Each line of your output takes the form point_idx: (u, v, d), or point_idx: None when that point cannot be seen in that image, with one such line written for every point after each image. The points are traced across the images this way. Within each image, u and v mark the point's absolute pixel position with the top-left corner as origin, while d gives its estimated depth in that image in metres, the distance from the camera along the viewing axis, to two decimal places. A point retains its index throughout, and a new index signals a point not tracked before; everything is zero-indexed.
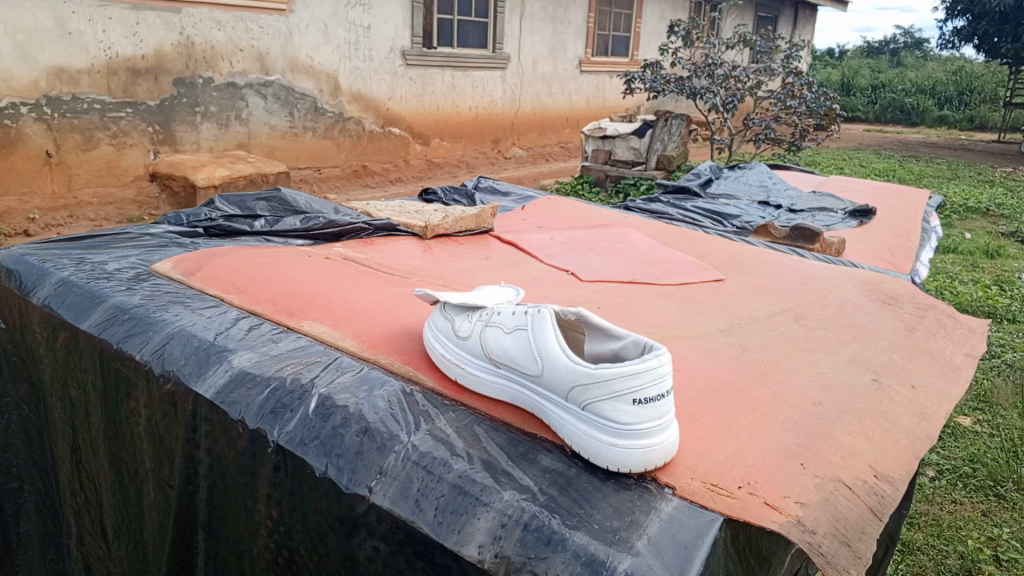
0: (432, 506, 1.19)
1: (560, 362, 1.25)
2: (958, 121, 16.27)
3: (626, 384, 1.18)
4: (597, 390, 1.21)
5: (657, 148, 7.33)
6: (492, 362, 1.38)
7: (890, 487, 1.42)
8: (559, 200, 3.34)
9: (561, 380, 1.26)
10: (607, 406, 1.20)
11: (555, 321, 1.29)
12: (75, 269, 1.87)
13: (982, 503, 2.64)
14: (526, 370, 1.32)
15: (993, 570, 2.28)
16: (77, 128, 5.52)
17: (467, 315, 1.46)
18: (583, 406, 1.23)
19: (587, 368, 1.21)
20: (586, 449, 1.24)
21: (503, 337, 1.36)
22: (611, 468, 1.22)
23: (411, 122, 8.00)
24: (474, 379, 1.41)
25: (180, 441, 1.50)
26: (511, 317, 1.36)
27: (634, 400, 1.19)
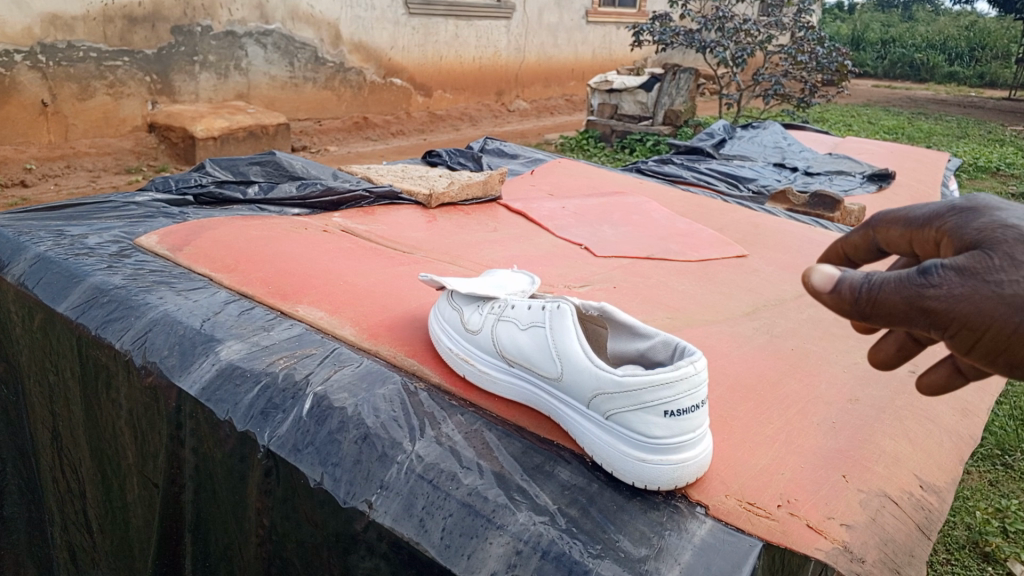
0: (439, 527, 1.07)
1: (582, 366, 1.12)
2: (968, 78, 15.89)
3: (657, 395, 1.05)
4: (623, 400, 1.08)
5: (664, 103, 7.11)
6: (505, 360, 1.25)
7: (937, 498, 1.29)
8: (570, 163, 3.18)
9: (583, 386, 1.12)
10: (634, 418, 1.07)
11: (576, 318, 1.15)
12: (53, 243, 1.72)
13: (989, 472, 2.46)
14: (543, 372, 1.19)
15: (1001, 542, 2.10)
16: (73, 77, 5.30)
17: (477, 305, 1.31)
18: (608, 417, 1.11)
19: (613, 376, 1.08)
20: (609, 463, 1.12)
21: (516, 333, 1.22)
22: (637, 485, 1.10)
23: (413, 72, 7.75)
24: (484, 378, 1.29)
25: (164, 438, 1.38)
26: (526, 311, 1.22)
27: (665, 412, 1.06)
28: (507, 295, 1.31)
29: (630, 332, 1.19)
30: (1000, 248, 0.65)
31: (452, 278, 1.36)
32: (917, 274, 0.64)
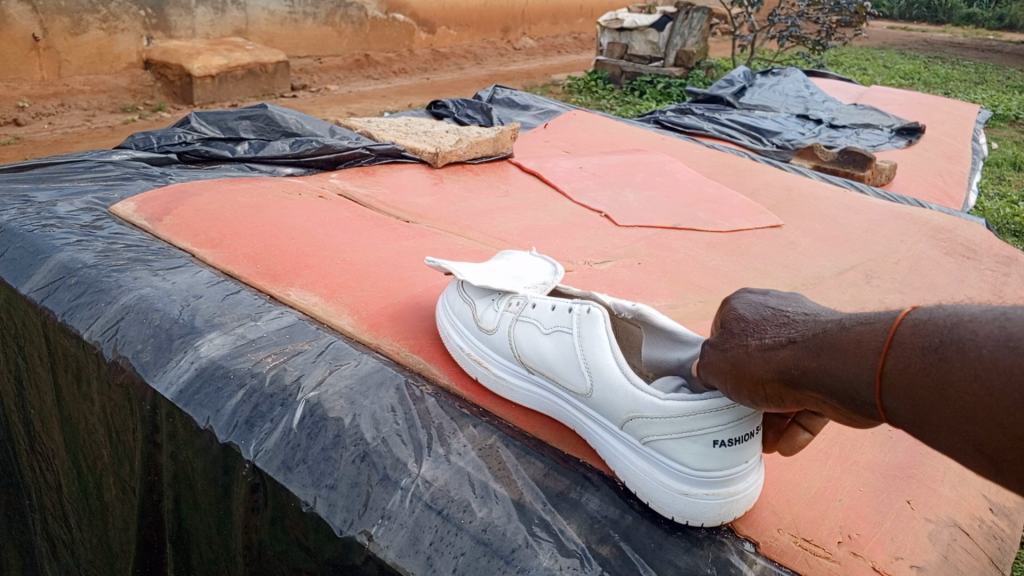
0: (449, 567, 0.92)
1: (612, 383, 0.95)
2: (987, 20, 15.23)
3: (707, 422, 0.87)
4: (665, 425, 0.90)
5: (677, 43, 6.87)
6: (525, 366, 1.08)
7: (1008, 523, 1.14)
8: (586, 115, 2.97)
9: (614, 406, 0.96)
10: (679, 448, 0.90)
11: (609, 326, 0.98)
12: (19, 212, 1.55)
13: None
14: (568, 385, 1.02)
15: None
16: (65, 10, 5.01)
17: (493, 299, 1.13)
18: (646, 442, 0.94)
19: (655, 397, 0.91)
20: (645, 494, 0.96)
21: (537, 337, 1.05)
22: (676, 519, 0.95)
23: (416, 8, 7.41)
24: (499, 384, 1.12)
25: (140, 441, 1.24)
26: (550, 311, 1.05)
27: (714, 442, 0.88)
28: (525, 288, 1.12)
29: (668, 338, 1.00)
30: (728, 323, 0.85)
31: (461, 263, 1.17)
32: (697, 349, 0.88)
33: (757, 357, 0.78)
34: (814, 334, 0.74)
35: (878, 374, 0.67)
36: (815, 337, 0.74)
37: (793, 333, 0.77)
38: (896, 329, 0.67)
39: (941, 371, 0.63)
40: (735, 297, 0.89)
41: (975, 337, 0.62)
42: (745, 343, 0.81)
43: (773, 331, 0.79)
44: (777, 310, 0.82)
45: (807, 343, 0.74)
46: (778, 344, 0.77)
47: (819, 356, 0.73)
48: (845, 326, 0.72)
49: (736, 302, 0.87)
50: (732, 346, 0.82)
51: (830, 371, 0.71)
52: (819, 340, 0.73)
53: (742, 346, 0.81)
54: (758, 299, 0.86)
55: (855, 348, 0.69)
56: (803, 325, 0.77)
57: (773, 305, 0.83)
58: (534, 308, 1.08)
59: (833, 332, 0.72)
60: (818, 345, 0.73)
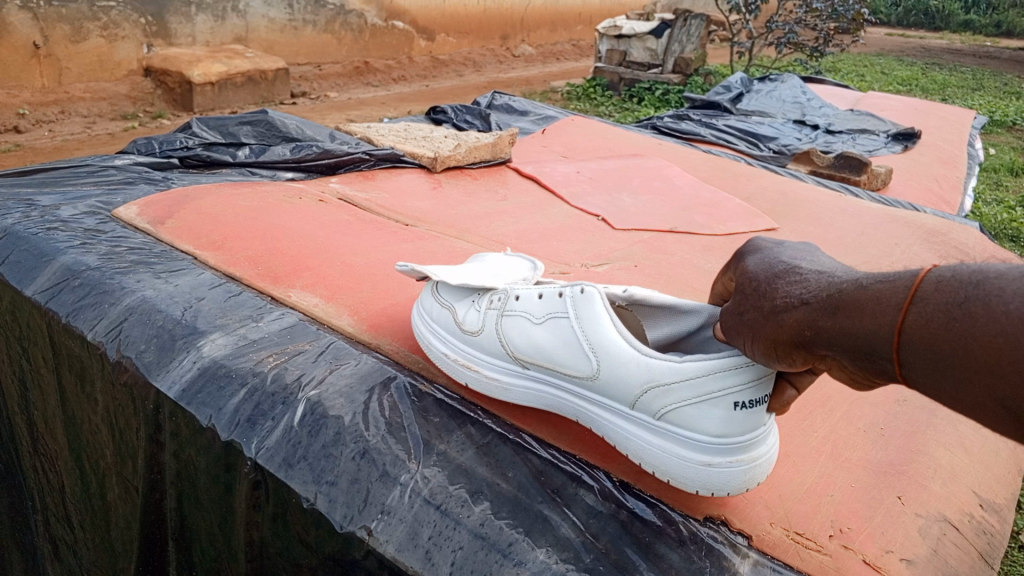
0: (447, 560, 0.94)
1: (622, 359, 0.96)
2: (984, 27, 15.27)
3: (725, 383, 0.89)
4: (684, 389, 0.91)
5: (675, 49, 6.91)
6: (519, 363, 1.07)
7: (998, 519, 1.16)
8: (584, 121, 2.99)
9: (625, 381, 0.96)
10: (701, 415, 0.91)
11: (606, 301, 0.99)
12: (23, 215, 1.56)
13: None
14: (572, 372, 1.01)
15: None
16: (65, 18, 5.05)
17: (473, 301, 1.12)
18: (663, 415, 0.94)
19: (672, 360, 0.92)
20: (664, 470, 0.96)
21: (531, 330, 1.05)
22: (701, 491, 0.95)
23: (415, 15, 7.47)
24: (491, 386, 1.10)
25: (143, 440, 1.26)
26: (538, 302, 1.06)
27: (734, 404, 0.89)
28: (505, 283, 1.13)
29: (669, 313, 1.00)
30: (741, 285, 0.86)
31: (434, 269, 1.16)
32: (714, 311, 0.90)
33: (770, 319, 0.79)
34: (826, 295, 0.75)
35: (896, 330, 0.67)
36: (828, 298, 0.74)
37: (804, 294, 0.78)
38: (918, 286, 0.67)
39: (964, 324, 0.63)
40: (751, 257, 0.90)
41: (1001, 293, 0.61)
42: (758, 306, 0.82)
43: (785, 290, 0.80)
44: (790, 268, 0.83)
45: (820, 304, 0.75)
46: (790, 305, 0.78)
47: (833, 315, 0.73)
48: (861, 284, 0.72)
49: (750, 263, 0.88)
50: (747, 308, 0.83)
51: (845, 329, 0.72)
52: (833, 300, 0.73)
53: (755, 309, 0.82)
54: (772, 257, 0.87)
55: (874, 305, 0.69)
56: (816, 284, 0.78)
57: (786, 262, 0.85)
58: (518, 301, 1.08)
59: (850, 291, 0.72)
60: (832, 305, 0.73)
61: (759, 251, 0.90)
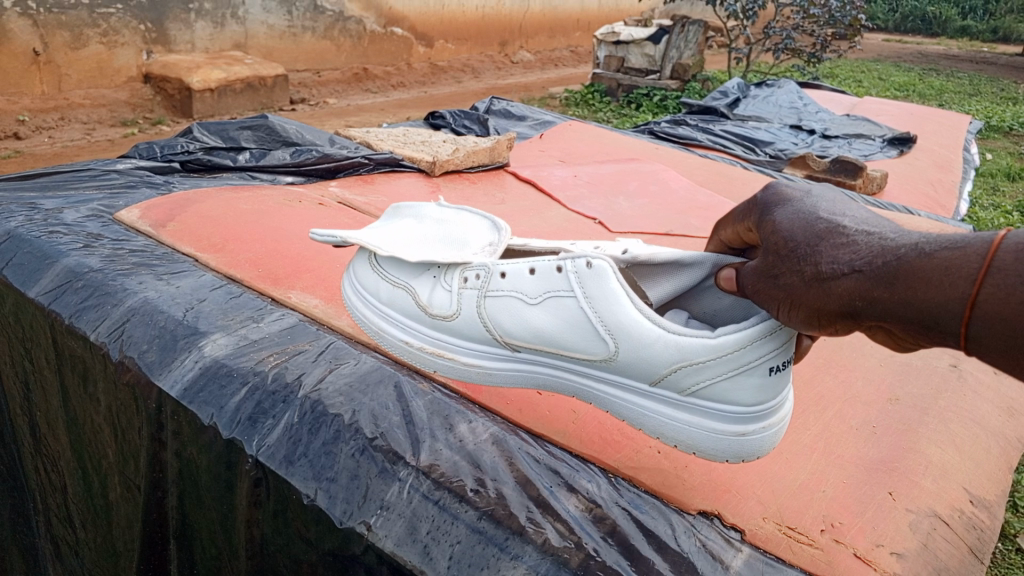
0: (446, 554, 0.96)
1: (645, 340, 0.92)
2: (981, 32, 15.30)
3: (760, 352, 0.87)
4: (719, 366, 0.89)
5: (673, 56, 6.91)
6: (508, 347, 1.04)
7: (988, 515, 1.18)
8: (582, 125, 3.02)
9: (652, 361, 0.93)
10: (736, 387, 0.89)
11: (620, 275, 0.95)
12: (26, 218, 1.58)
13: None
14: (585, 354, 0.98)
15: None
16: (65, 25, 5.08)
17: (436, 278, 1.08)
18: (694, 391, 0.93)
19: (706, 337, 0.89)
20: (691, 445, 0.96)
21: (528, 311, 1.01)
22: (731, 459, 0.94)
23: (414, 22, 7.50)
24: (472, 373, 1.07)
25: (145, 439, 1.27)
26: (532, 279, 1.02)
27: (769, 370, 0.89)
28: (474, 251, 1.08)
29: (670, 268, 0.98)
30: (774, 245, 0.85)
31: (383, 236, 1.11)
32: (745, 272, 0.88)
33: (814, 287, 0.79)
34: (879, 263, 0.74)
35: (969, 303, 0.67)
36: (883, 266, 0.74)
37: (854, 261, 0.77)
38: (994, 254, 0.66)
39: None
40: (779, 212, 0.88)
41: None
42: (800, 271, 0.81)
43: (829, 255, 0.79)
44: (829, 227, 0.81)
45: (875, 273, 0.74)
46: (836, 273, 0.77)
47: (892, 286, 0.73)
48: (923, 252, 0.71)
49: (780, 220, 0.86)
50: (784, 274, 0.82)
51: (907, 301, 0.71)
52: (892, 269, 0.73)
53: (797, 273, 0.81)
54: (808, 211, 0.86)
55: (943, 277, 0.69)
56: (867, 248, 0.77)
57: (819, 218, 0.83)
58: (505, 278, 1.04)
59: (911, 260, 0.72)
60: (890, 275, 0.73)
61: (786, 205, 0.88)
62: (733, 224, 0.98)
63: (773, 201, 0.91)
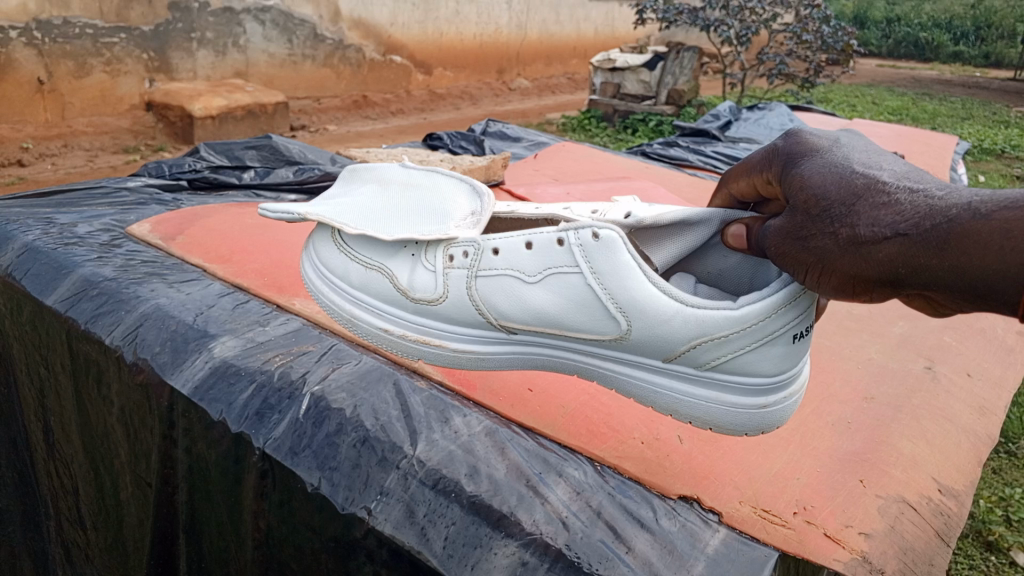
0: (441, 536, 1.03)
1: (663, 316, 0.96)
2: (974, 57, 15.49)
3: (783, 322, 0.92)
4: (741, 339, 0.93)
5: (668, 82, 7.04)
6: (505, 330, 1.07)
7: (955, 503, 1.24)
8: (575, 146, 3.11)
9: (672, 338, 0.96)
10: (759, 358, 0.94)
11: (631, 246, 0.97)
12: (42, 232, 1.66)
13: (992, 461, 2.39)
14: (600, 333, 1.01)
15: (1005, 531, 2.03)
16: (70, 55, 5.21)
17: (415, 257, 1.10)
18: (716, 365, 0.97)
19: (730, 310, 0.92)
20: (710, 417, 1.01)
21: (530, 290, 1.04)
22: (751, 430, 1.00)
23: (413, 50, 7.66)
24: (465, 357, 1.10)
25: (156, 438, 1.34)
26: (529, 255, 1.04)
27: (791, 337, 0.94)
28: (454, 224, 1.08)
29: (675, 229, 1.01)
30: (801, 203, 0.83)
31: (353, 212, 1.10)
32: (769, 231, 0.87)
33: (849, 251, 0.78)
34: (924, 228, 0.73)
35: None
36: (930, 231, 0.73)
37: (897, 224, 0.76)
38: None
39: None
40: (807, 167, 0.86)
41: None
42: (832, 233, 0.79)
43: (867, 216, 0.78)
44: (864, 185, 0.80)
45: (921, 239, 0.73)
46: (876, 238, 0.76)
47: (942, 251, 0.72)
48: (978, 215, 0.71)
49: (810, 176, 0.84)
50: (813, 236, 0.81)
51: (959, 268, 0.71)
52: (942, 234, 0.72)
53: (830, 236, 0.80)
54: (839, 166, 0.84)
55: (1003, 241, 0.68)
56: (911, 209, 0.76)
57: (848, 173, 0.82)
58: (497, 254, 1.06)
59: (965, 225, 0.71)
60: (941, 240, 0.72)
61: (813, 160, 0.86)
62: (746, 176, 0.98)
63: (800, 157, 0.88)
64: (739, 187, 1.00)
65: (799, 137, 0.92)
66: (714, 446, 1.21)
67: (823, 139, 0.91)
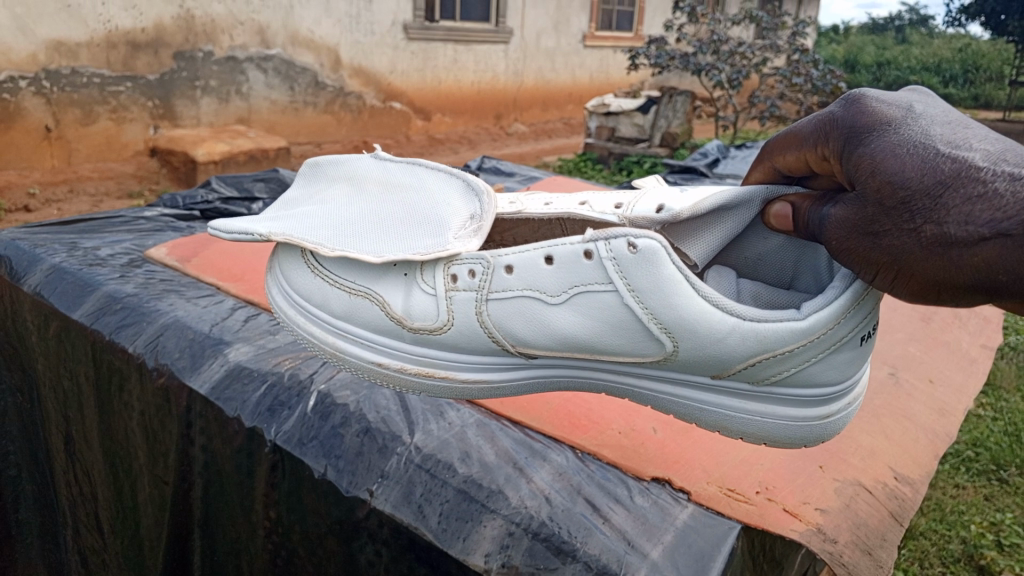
0: (436, 512, 1.13)
1: (721, 333, 0.95)
2: (963, 100, 15.76)
3: (852, 329, 0.94)
4: (810, 351, 0.95)
5: (661, 125, 7.29)
6: (526, 355, 1.08)
7: (911, 489, 1.35)
8: (566, 180, 3.26)
9: (731, 355, 0.96)
10: (824, 368, 0.97)
11: (675, 256, 0.96)
12: (67, 255, 1.79)
13: (985, 488, 2.69)
14: (643, 355, 1.02)
15: (996, 555, 2.30)
16: (76, 103, 5.41)
17: (409, 277, 1.10)
18: (779, 381, 0.99)
19: (797, 322, 0.92)
20: (764, 432, 1.04)
21: (561, 312, 1.04)
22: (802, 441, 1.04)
23: (412, 96, 7.90)
24: (474, 387, 1.12)
25: (175, 437, 1.46)
26: (550, 273, 1.04)
27: (860, 340, 0.96)
28: (453, 236, 1.09)
29: (711, 219, 1.05)
30: (876, 193, 0.79)
31: (327, 230, 1.11)
32: (835, 224, 0.84)
33: (936, 252, 0.76)
34: None
35: None
36: None
37: (995, 221, 0.72)
38: None
39: None
40: (880, 147, 0.80)
41: None
42: (914, 231, 0.77)
43: (957, 213, 0.74)
44: (952, 171, 0.75)
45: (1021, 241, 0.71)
46: (968, 240, 0.73)
47: None
48: None
49: (884, 160, 0.79)
50: (888, 236, 0.79)
51: None
52: None
53: (911, 233, 0.77)
54: (917, 145, 0.79)
55: None
56: (1011, 202, 0.72)
57: (929, 156, 0.77)
58: (510, 272, 1.06)
59: None
60: None
61: (886, 136, 0.81)
62: (798, 150, 0.94)
63: (870, 131, 0.83)
64: (791, 161, 0.97)
65: (865, 107, 0.85)
66: (685, 436, 1.33)
67: (895, 107, 0.84)
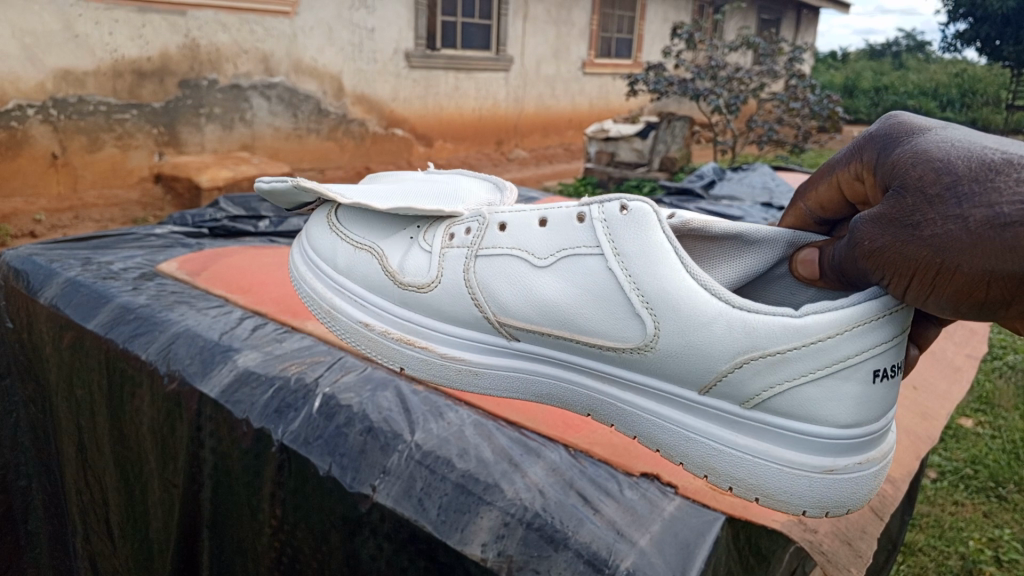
0: (435, 505, 1.19)
1: (707, 319, 0.99)
2: None
3: (858, 357, 0.95)
4: (804, 363, 0.97)
5: (660, 150, 7.35)
6: (507, 336, 1.15)
7: (890, 487, 1.41)
8: None
9: (716, 347, 0.99)
10: (821, 396, 0.97)
11: (665, 226, 1.03)
12: (82, 269, 1.87)
13: (984, 504, 2.72)
14: (625, 340, 1.06)
15: (994, 570, 2.35)
16: (83, 130, 5.53)
17: (412, 240, 1.26)
18: (776, 407, 1.00)
19: (791, 319, 0.96)
20: (757, 480, 1.02)
21: (547, 281, 1.11)
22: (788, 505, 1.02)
23: (414, 123, 8.04)
24: (451, 365, 1.19)
25: (185, 441, 1.51)
26: (540, 238, 1.13)
27: (872, 375, 0.97)
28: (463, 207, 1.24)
29: (731, 246, 1.11)
30: (917, 184, 0.84)
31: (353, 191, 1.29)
32: (874, 221, 0.87)
33: (985, 232, 0.77)
34: None
35: None
36: None
37: None
38: None
39: None
40: (920, 148, 0.87)
41: None
42: (962, 217, 0.79)
43: (1007, 195, 0.77)
44: (998, 160, 0.80)
45: None
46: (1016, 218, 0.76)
47: None
48: None
49: (931, 152, 0.85)
50: (928, 224, 0.82)
51: None
52: None
53: (958, 219, 0.80)
54: (957, 145, 0.85)
55: None
56: None
57: (972, 151, 0.83)
58: (502, 231, 1.18)
59: None
60: None
61: (926, 141, 0.88)
62: (832, 176, 1.03)
63: (907, 140, 0.91)
64: (824, 190, 1.06)
65: (902, 126, 0.94)
66: None
67: (932, 127, 0.93)
